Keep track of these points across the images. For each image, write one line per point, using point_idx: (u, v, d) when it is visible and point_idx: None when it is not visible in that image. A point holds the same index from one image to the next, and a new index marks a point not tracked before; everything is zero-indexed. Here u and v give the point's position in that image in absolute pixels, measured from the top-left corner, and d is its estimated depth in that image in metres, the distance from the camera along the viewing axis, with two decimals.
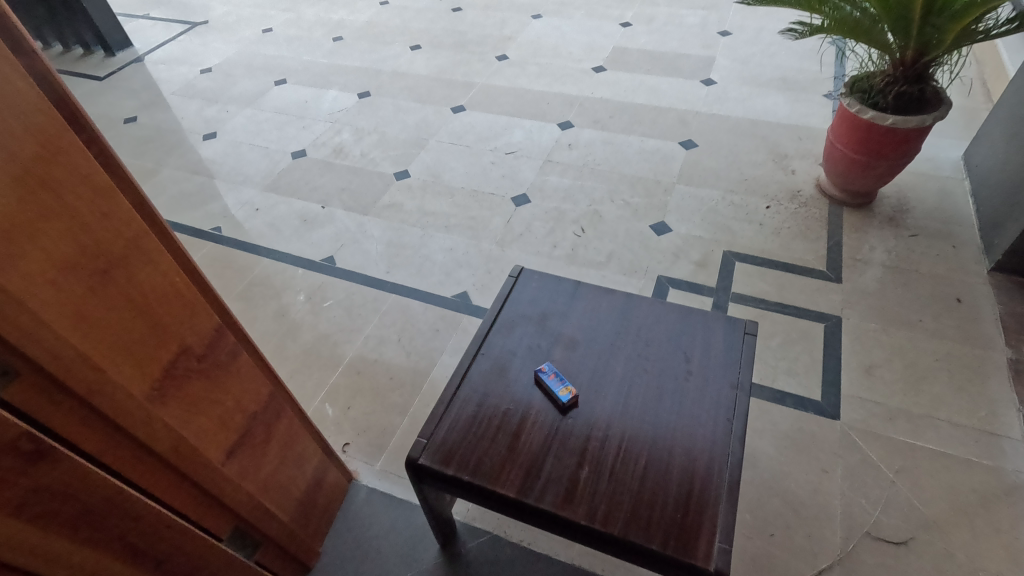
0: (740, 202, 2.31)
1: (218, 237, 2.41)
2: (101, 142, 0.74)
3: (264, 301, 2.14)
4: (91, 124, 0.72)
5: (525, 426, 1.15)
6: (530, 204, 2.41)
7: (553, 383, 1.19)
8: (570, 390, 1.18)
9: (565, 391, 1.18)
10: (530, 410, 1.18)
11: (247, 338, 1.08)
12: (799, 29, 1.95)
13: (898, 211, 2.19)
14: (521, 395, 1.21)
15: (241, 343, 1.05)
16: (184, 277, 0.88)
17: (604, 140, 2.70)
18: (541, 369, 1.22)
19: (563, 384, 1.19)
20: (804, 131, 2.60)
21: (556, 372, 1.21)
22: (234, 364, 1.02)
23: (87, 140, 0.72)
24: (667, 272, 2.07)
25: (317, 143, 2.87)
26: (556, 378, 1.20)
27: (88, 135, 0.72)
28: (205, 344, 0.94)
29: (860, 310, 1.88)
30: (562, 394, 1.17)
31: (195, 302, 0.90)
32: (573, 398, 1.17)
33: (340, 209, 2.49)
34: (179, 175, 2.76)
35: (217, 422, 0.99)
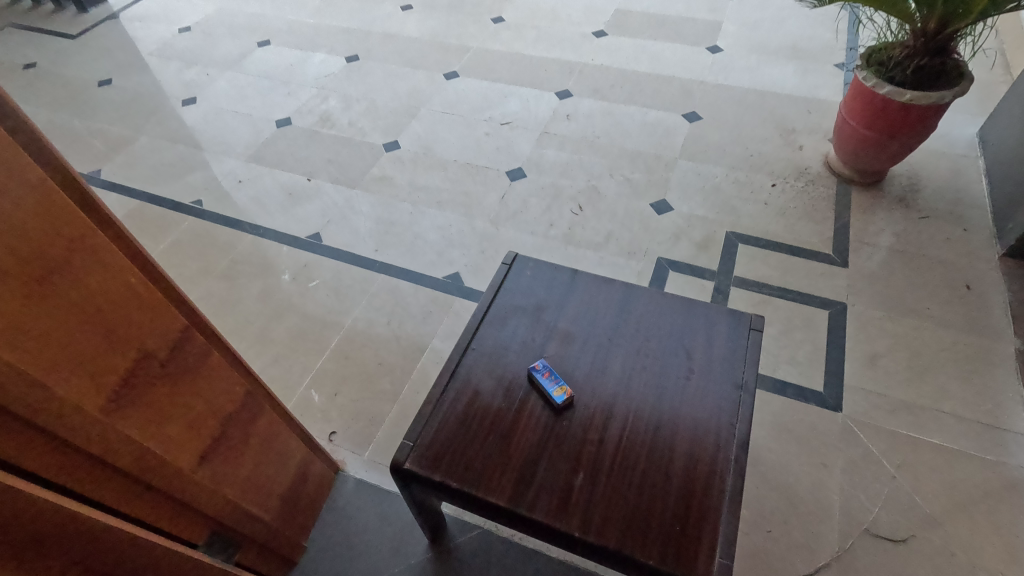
0: (744, 180, 2.22)
1: (199, 211, 2.31)
2: (31, 129, 0.65)
3: (248, 280, 2.05)
4: (18, 108, 0.63)
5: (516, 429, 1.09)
6: (526, 179, 2.31)
7: (547, 381, 1.13)
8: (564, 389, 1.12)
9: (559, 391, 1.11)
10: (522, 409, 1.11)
11: (218, 336, 1.00)
12: None
13: (908, 191, 2.10)
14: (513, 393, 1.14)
15: (211, 342, 0.98)
16: (140, 277, 0.80)
17: (604, 111, 2.57)
18: (535, 367, 1.15)
19: (558, 384, 1.12)
20: (813, 104, 2.49)
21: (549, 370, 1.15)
22: (204, 365, 0.95)
23: (13, 127, 0.63)
24: (667, 254, 1.99)
25: (302, 110, 2.74)
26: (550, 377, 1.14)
27: (13, 122, 0.63)
28: (168, 347, 0.87)
29: (866, 297, 1.82)
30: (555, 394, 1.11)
31: (156, 303, 0.83)
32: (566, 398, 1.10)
33: (327, 182, 2.38)
34: (157, 143, 2.63)
35: (186, 428, 0.93)
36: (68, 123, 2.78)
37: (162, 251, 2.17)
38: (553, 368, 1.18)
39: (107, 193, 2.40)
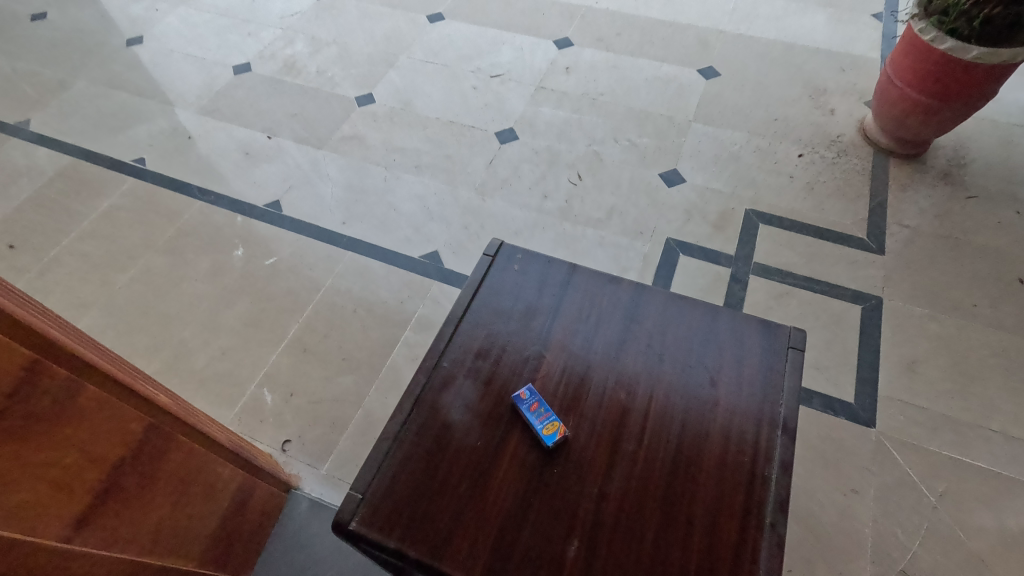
0: (767, 148, 1.94)
1: (141, 171, 2.00)
2: None
3: (195, 255, 1.78)
4: None
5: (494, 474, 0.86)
6: (518, 141, 2.02)
7: (534, 416, 0.89)
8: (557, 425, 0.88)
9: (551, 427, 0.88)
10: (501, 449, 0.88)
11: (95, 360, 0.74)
12: None
13: (954, 166, 1.84)
14: (491, 427, 0.91)
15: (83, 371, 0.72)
16: None
17: (609, 64, 2.25)
18: (520, 396, 0.91)
19: (549, 418, 0.89)
20: (848, 59, 2.18)
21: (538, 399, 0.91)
22: (71, 404, 0.70)
23: None
24: (677, 234, 1.74)
25: (264, 55, 2.39)
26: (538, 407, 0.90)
27: None
28: (5, 392, 0.61)
29: (904, 291, 1.58)
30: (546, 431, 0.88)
31: None
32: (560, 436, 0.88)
33: (289, 140, 2.08)
34: (95, 89, 2.29)
35: (52, 490, 0.68)
36: None
37: (97, 217, 1.88)
38: (543, 396, 0.94)
39: (35, 147, 2.09)
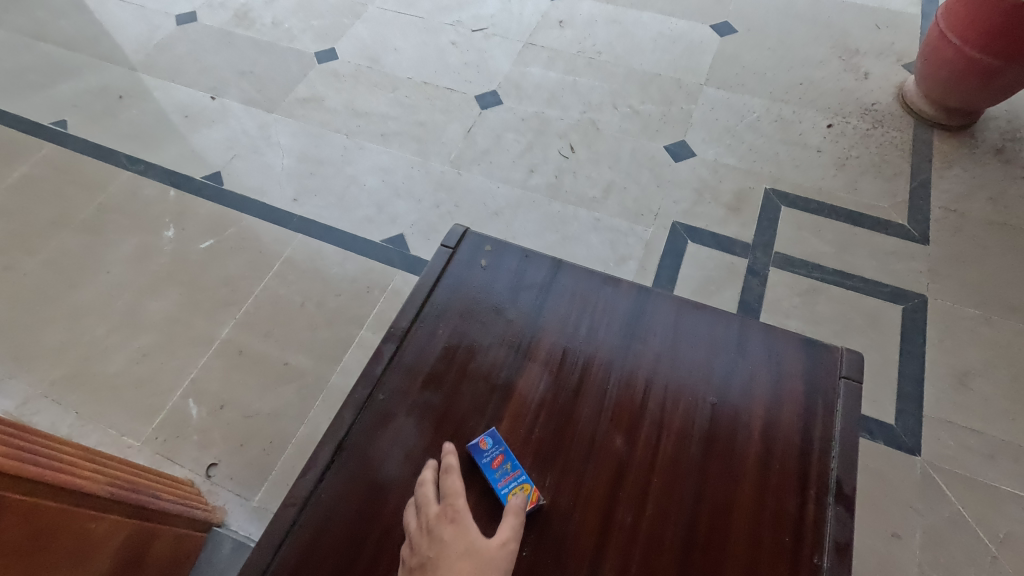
0: (791, 117, 1.67)
1: (62, 135, 1.72)
2: None
3: (118, 235, 1.51)
4: None
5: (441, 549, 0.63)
6: (503, 106, 1.74)
7: (495, 476, 0.66)
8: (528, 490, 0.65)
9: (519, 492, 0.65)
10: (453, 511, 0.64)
11: None
12: None
13: (1009, 140, 1.57)
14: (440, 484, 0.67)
15: None
16: None
17: (609, 18, 1.96)
18: (477, 446, 0.68)
19: (518, 482, 0.65)
20: (883, 16, 1.89)
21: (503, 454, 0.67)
22: None
23: None
24: (686, 217, 1.48)
25: (213, 3, 2.08)
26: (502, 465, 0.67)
27: None
28: None
29: (952, 288, 1.34)
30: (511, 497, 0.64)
31: None
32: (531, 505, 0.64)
33: (237, 101, 1.79)
34: (16, 40, 1.98)
35: None
36: None
37: (5, 189, 1.60)
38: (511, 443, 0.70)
39: None
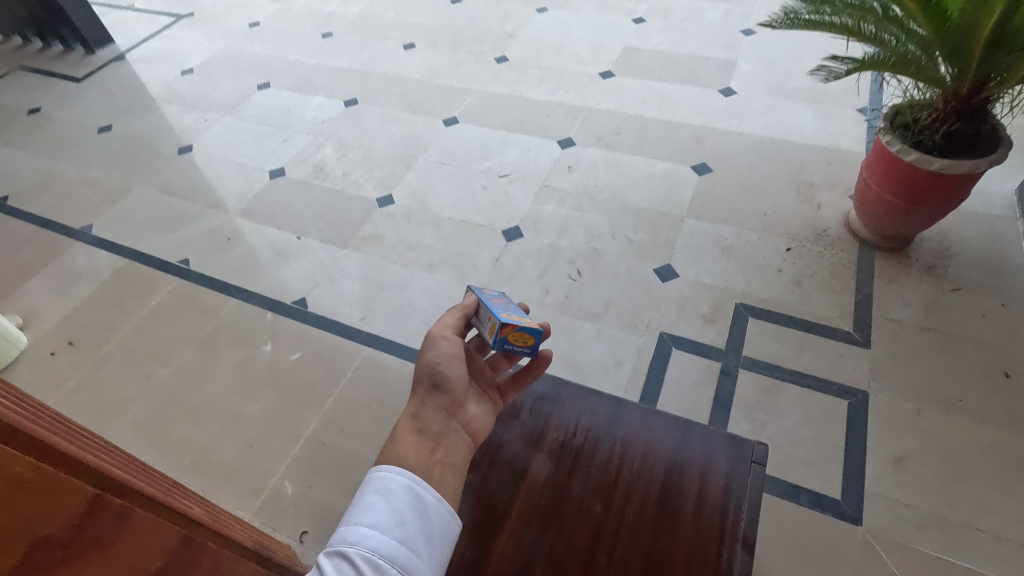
0: (757, 242, 2.06)
1: (185, 271, 2.23)
2: None
3: (228, 350, 1.96)
4: None
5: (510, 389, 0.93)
6: (523, 238, 2.18)
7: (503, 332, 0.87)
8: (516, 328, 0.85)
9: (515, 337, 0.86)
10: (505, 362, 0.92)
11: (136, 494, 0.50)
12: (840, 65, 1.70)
13: (939, 258, 1.92)
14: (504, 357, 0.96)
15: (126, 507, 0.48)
16: None
17: (608, 162, 2.44)
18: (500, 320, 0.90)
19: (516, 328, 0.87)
20: (833, 153, 2.32)
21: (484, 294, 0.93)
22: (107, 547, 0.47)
23: None
24: (671, 328, 1.84)
25: (297, 159, 2.66)
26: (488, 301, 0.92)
27: None
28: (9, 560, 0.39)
29: (891, 384, 1.64)
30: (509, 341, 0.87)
31: None
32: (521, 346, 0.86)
33: (317, 240, 2.29)
34: (150, 195, 2.58)
35: None
36: (63, 172, 2.75)
37: (144, 315, 2.09)
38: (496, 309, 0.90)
39: (95, 250, 2.35)
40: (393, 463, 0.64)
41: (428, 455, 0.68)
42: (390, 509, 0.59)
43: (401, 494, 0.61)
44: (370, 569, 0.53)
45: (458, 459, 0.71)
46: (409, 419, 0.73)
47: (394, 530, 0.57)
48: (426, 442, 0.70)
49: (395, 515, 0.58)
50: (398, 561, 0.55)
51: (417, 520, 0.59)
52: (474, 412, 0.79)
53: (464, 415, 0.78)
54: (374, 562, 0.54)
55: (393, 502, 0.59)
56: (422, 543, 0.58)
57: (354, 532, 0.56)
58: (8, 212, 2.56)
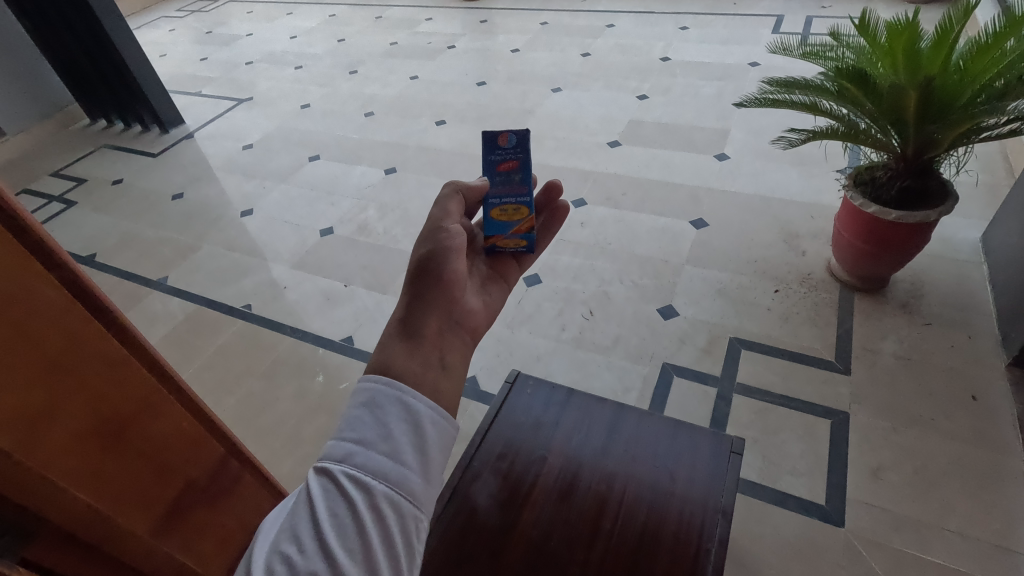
0: (749, 285, 2.33)
1: (247, 314, 2.57)
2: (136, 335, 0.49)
3: (285, 381, 2.25)
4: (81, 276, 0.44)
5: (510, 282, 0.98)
6: (542, 283, 2.48)
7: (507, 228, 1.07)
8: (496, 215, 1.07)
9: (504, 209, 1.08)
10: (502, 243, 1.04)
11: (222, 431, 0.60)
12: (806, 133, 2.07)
13: (912, 297, 2.16)
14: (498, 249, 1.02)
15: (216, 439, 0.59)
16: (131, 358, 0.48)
17: (616, 218, 2.77)
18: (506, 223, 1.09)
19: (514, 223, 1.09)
20: (816, 209, 2.62)
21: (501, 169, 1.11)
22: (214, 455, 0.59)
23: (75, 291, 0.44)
24: (672, 360, 2.09)
25: (344, 219, 3.05)
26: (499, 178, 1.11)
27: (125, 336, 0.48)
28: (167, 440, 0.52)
29: (869, 406, 1.85)
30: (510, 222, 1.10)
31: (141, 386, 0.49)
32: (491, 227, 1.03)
33: (361, 287, 2.63)
34: (216, 251, 2.96)
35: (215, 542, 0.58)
36: (143, 232, 3.17)
37: (212, 352, 2.41)
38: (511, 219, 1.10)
39: (170, 297, 2.71)
40: (380, 377, 0.65)
41: (419, 360, 0.70)
42: (375, 423, 0.60)
43: (387, 407, 0.61)
44: (355, 483, 0.56)
45: (452, 359, 0.74)
46: (400, 323, 0.75)
47: (381, 445, 0.59)
48: (415, 344, 0.72)
49: (381, 429, 0.60)
50: (387, 475, 0.57)
51: (405, 433, 0.61)
52: (470, 308, 0.83)
53: (459, 313, 0.81)
54: (359, 476, 0.56)
55: (378, 417, 0.60)
56: (413, 456, 0.60)
57: (340, 448, 0.58)
58: (96, 266, 2.97)
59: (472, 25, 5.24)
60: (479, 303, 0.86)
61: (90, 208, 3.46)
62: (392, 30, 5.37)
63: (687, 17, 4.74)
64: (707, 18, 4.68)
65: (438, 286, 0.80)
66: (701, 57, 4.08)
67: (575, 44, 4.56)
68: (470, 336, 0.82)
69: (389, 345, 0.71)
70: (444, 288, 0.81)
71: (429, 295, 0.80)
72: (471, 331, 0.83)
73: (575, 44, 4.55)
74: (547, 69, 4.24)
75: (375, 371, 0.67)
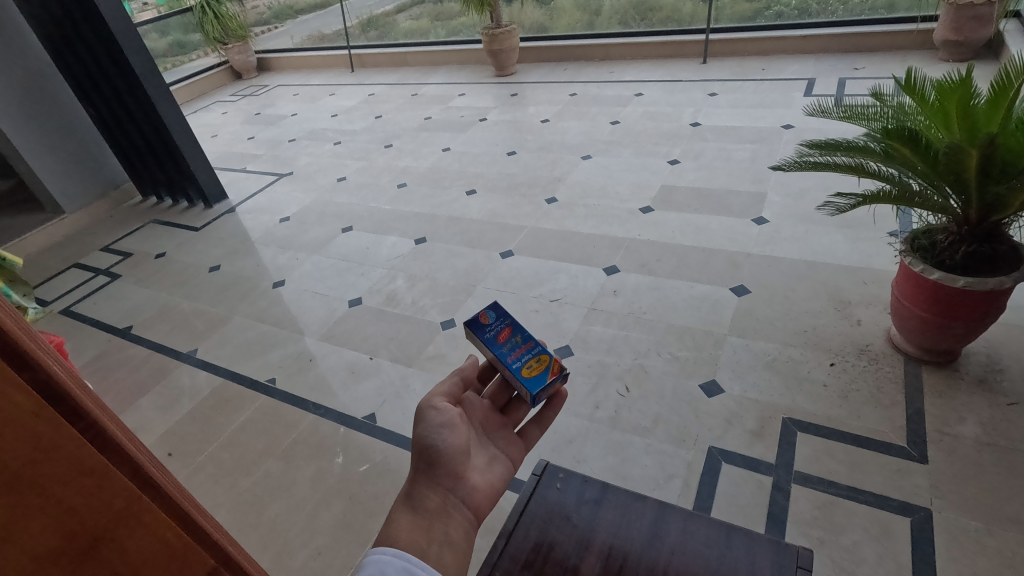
0: (800, 358, 2.14)
1: (271, 389, 2.51)
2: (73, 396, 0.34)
3: (305, 462, 2.15)
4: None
5: (521, 450, 0.98)
6: (573, 355, 2.35)
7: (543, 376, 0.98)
8: (548, 359, 1.01)
9: (534, 360, 1.00)
10: (513, 406, 1.03)
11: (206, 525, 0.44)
12: (849, 196, 1.95)
13: (989, 372, 1.93)
14: (507, 416, 1.01)
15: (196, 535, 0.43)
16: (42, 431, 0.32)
17: (651, 286, 2.65)
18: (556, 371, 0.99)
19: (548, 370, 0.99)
20: (868, 274, 2.45)
21: (516, 326, 1.05)
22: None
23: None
24: (719, 442, 1.90)
25: (373, 290, 3.03)
26: (520, 332, 1.04)
27: (54, 394, 0.33)
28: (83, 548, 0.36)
29: (955, 502, 1.60)
30: (522, 381, 0.97)
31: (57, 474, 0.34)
32: (563, 367, 1.01)
33: (387, 360, 2.54)
34: (247, 323, 2.96)
35: None
36: (178, 305, 3.22)
37: (234, 430, 2.34)
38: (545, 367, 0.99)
39: (198, 371, 2.69)
40: (389, 549, 0.69)
41: (423, 534, 0.75)
42: None
43: None
44: None
45: (456, 535, 0.78)
46: (404, 499, 0.80)
47: None
48: (421, 524, 0.76)
49: None
50: None
51: None
52: (474, 483, 0.86)
53: (462, 490, 0.84)
54: None
55: None
56: None
57: None
58: (131, 338, 3.00)
59: (503, 98, 5.42)
60: (483, 478, 0.88)
61: (132, 280, 3.56)
62: (426, 106, 5.60)
63: (715, 84, 4.78)
64: (735, 84, 4.70)
65: (437, 463, 0.84)
66: (732, 121, 4.06)
67: (604, 113, 4.62)
68: (472, 517, 0.83)
69: (395, 523, 0.76)
70: (442, 464, 0.85)
71: (429, 470, 0.84)
72: (476, 507, 0.85)
73: (604, 113, 4.62)
74: (576, 138, 4.28)
75: (383, 546, 0.71)
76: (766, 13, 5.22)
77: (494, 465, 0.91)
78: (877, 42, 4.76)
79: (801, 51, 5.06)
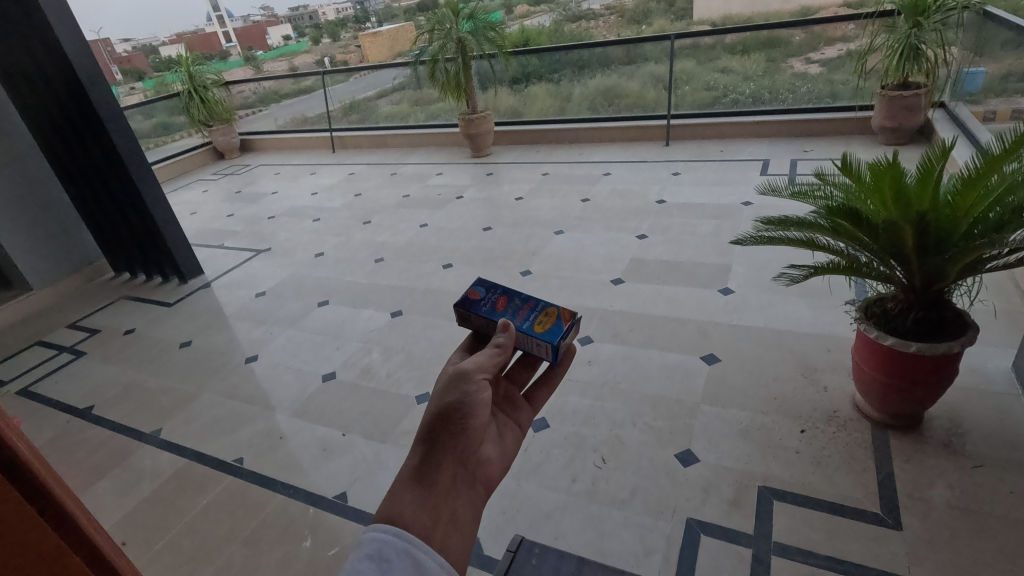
0: (772, 425, 2.17)
1: (238, 469, 2.42)
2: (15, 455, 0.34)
3: (271, 547, 2.04)
4: None
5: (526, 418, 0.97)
6: (549, 427, 2.33)
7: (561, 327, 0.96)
8: (555, 311, 0.99)
9: (543, 316, 0.98)
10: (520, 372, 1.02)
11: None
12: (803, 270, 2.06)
13: (952, 435, 1.99)
14: (513, 382, 1.01)
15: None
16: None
17: (624, 355, 2.69)
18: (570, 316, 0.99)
19: (561, 319, 0.98)
20: (831, 341, 2.54)
21: (512, 292, 1.02)
22: None
23: None
24: (697, 514, 1.88)
25: (347, 363, 3.01)
26: (517, 296, 1.01)
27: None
28: None
29: (932, 569, 1.60)
30: (539, 336, 0.94)
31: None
32: (571, 314, 1.00)
33: (360, 436, 2.49)
34: (216, 400, 2.89)
35: None
36: (144, 382, 3.13)
37: (196, 513, 2.23)
38: (559, 316, 0.98)
39: (161, 452, 2.58)
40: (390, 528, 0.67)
41: (431, 513, 0.72)
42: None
43: (394, 560, 0.63)
44: None
45: (465, 512, 0.75)
46: (415, 469, 0.77)
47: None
48: (429, 496, 0.74)
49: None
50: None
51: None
52: (486, 455, 0.84)
53: (474, 464, 0.82)
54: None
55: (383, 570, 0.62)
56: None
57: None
58: (91, 419, 2.89)
59: (479, 177, 5.65)
60: (494, 450, 0.86)
61: (97, 358, 3.47)
62: (405, 184, 5.81)
63: (678, 164, 5.09)
64: (697, 164, 5.02)
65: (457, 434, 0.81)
66: (695, 198, 4.30)
67: (575, 191, 4.86)
68: (483, 490, 0.80)
69: (401, 494, 0.73)
70: (461, 436, 0.82)
71: (448, 442, 0.81)
72: (487, 480, 0.82)
73: (575, 190, 4.86)
74: (549, 214, 4.46)
75: (385, 521, 0.69)
76: (722, 100, 5.65)
77: (504, 436, 0.90)
78: (823, 126, 5.19)
79: (756, 135, 5.46)
